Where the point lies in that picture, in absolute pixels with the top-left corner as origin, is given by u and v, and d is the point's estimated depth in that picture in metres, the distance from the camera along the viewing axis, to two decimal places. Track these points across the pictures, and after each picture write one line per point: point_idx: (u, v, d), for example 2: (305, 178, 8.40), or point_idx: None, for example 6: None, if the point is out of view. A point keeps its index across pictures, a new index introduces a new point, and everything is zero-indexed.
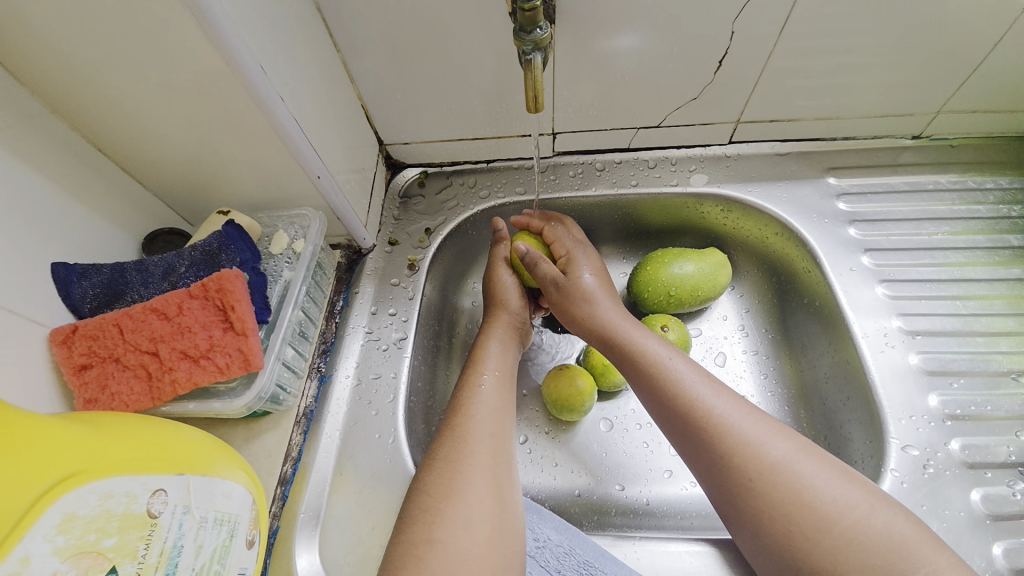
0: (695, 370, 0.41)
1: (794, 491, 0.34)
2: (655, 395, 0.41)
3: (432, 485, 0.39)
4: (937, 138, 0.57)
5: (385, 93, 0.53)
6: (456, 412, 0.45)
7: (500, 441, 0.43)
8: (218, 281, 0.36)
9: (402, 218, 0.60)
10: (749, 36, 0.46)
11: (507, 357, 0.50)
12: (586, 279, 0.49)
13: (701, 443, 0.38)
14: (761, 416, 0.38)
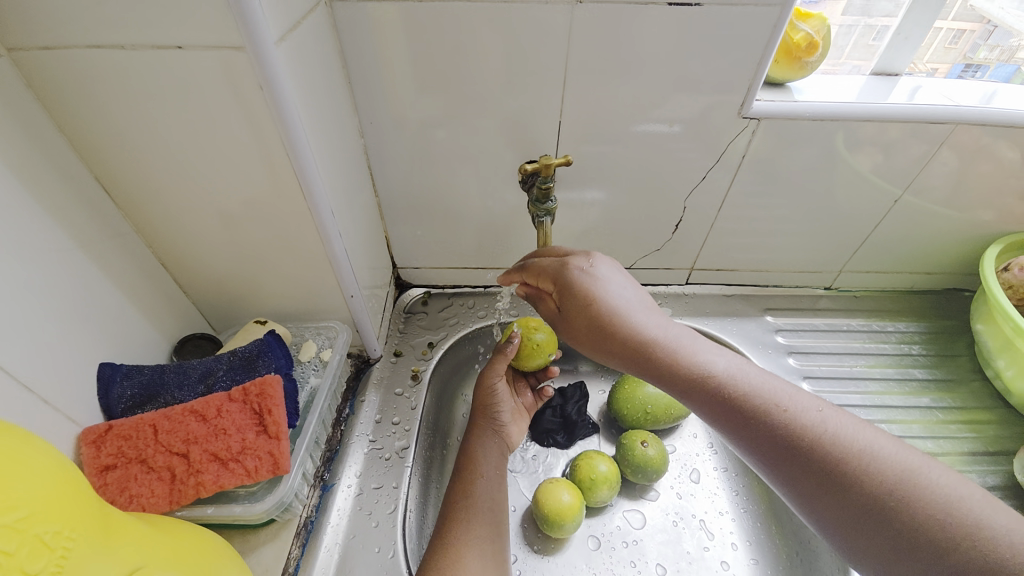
0: (771, 387, 0.37)
1: (921, 521, 0.30)
2: (731, 422, 0.37)
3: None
4: (845, 290, 0.72)
5: (407, 227, 0.63)
6: (449, 524, 0.46)
7: (490, 549, 0.45)
8: (260, 385, 0.40)
9: (406, 332, 0.66)
10: (696, 208, 0.62)
11: (497, 460, 0.53)
12: (617, 296, 0.43)
13: (800, 474, 0.34)
14: (855, 429, 0.34)
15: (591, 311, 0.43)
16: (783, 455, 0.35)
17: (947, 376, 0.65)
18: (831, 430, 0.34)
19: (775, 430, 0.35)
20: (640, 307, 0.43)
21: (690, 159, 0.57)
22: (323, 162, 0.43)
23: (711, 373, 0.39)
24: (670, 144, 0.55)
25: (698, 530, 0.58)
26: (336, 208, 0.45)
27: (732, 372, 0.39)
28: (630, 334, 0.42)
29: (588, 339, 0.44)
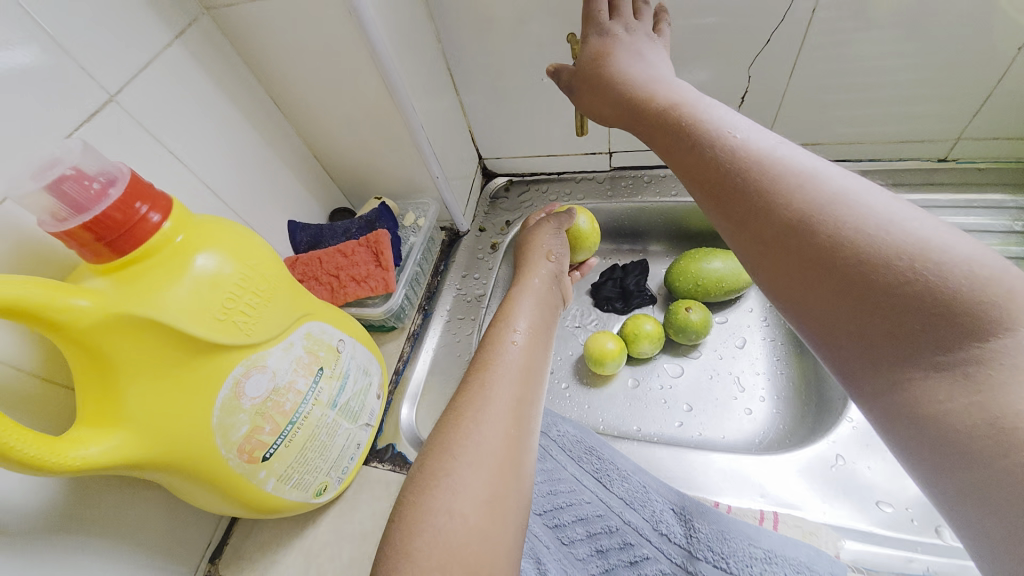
0: (746, 127, 0.35)
1: (845, 245, 0.27)
2: (694, 165, 0.35)
3: (442, 465, 0.33)
4: (964, 162, 0.64)
5: (487, 122, 0.73)
6: (479, 367, 0.39)
7: (523, 406, 0.37)
8: (375, 236, 0.59)
9: (490, 213, 0.79)
10: (769, 75, 0.59)
11: (539, 314, 0.47)
12: (620, 60, 0.45)
13: (738, 203, 0.32)
14: (827, 173, 0.30)
15: (597, 66, 0.46)
16: (740, 197, 0.32)
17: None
18: (797, 171, 0.30)
19: (716, 152, 0.34)
20: (637, 63, 0.45)
21: (744, 39, 0.56)
22: (405, 67, 0.55)
23: (686, 114, 0.37)
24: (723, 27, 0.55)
25: (731, 383, 0.65)
26: (417, 103, 0.58)
27: (713, 116, 0.36)
28: (620, 91, 0.44)
29: (591, 103, 0.48)
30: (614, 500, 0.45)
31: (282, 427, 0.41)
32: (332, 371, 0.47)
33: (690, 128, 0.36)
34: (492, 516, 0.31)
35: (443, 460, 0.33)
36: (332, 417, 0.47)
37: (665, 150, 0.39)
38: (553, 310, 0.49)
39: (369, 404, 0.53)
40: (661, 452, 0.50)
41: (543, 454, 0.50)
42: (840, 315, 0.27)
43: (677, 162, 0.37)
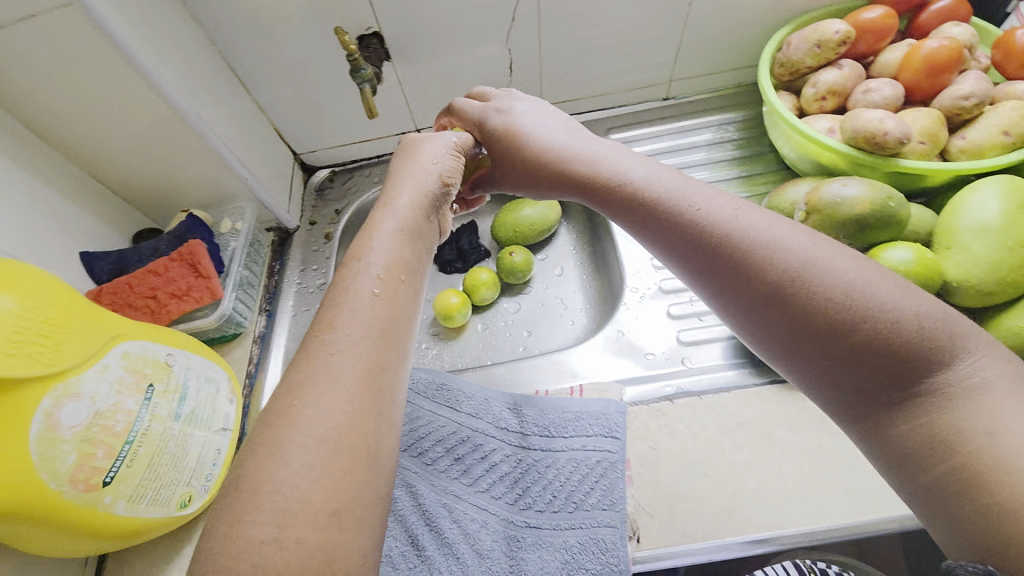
0: (702, 198, 0.39)
1: (825, 309, 0.32)
2: (673, 237, 0.39)
3: (269, 471, 0.27)
4: (682, 97, 0.79)
5: (288, 118, 0.74)
6: (323, 333, 0.32)
7: (375, 372, 0.32)
8: (188, 248, 0.59)
9: (319, 205, 0.80)
10: (522, 46, 0.69)
11: (401, 252, 0.39)
12: (531, 133, 0.49)
13: (723, 271, 0.36)
14: (794, 242, 0.35)
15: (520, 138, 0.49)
16: (731, 272, 0.36)
17: (758, 150, 0.74)
18: (755, 226, 0.36)
19: (689, 227, 0.38)
20: (550, 129, 0.49)
21: (492, 17, 0.65)
22: (172, 72, 0.55)
23: (643, 188, 0.41)
24: (472, 7, 0.64)
25: (558, 305, 0.79)
26: (198, 106, 0.58)
27: (671, 189, 0.40)
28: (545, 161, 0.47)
29: (519, 181, 0.51)
30: (463, 417, 0.55)
31: (118, 448, 0.42)
32: (166, 385, 0.48)
33: (660, 203, 0.40)
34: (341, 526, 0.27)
35: (269, 462, 0.28)
36: (178, 428, 0.48)
37: (631, 220, 0.42)
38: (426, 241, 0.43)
39: (221, 409, 0.54)
40: (500, 368, 0.61)
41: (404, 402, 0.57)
42: (818, 350, 0.33)
43: (651, 231, 0.41)
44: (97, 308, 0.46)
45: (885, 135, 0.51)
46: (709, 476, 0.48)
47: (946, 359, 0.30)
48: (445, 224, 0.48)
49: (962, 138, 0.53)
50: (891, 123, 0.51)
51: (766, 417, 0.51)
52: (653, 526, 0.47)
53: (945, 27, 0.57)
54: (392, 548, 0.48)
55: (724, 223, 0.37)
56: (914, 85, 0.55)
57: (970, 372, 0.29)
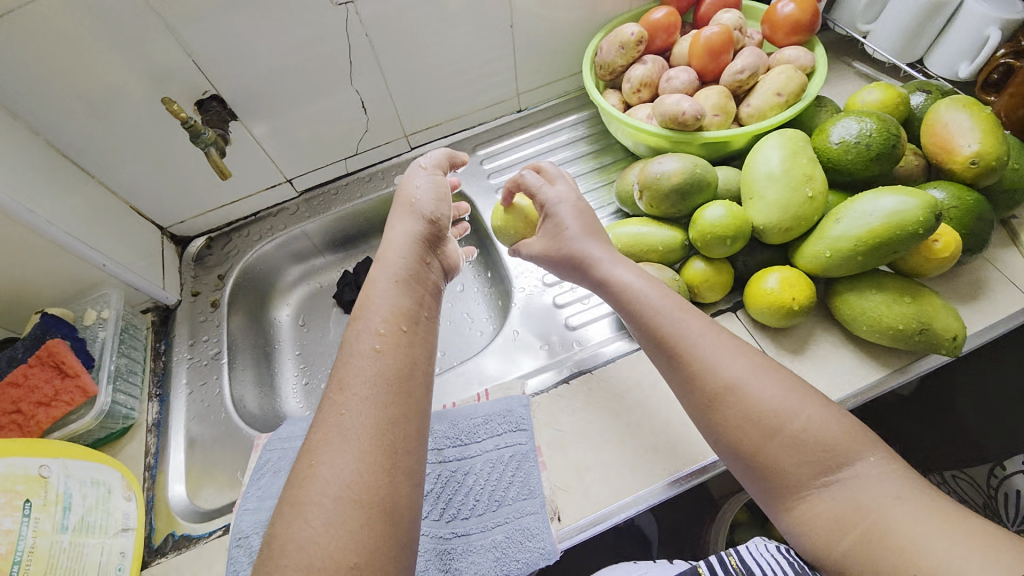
0: (681, 320, 0.48)
1: (772, 425, 0.41)
2: (659, 346, 0.48)
3: (298, 530, 0.33)
4: (535, 107, 0.88)
5: (144, 193, 0.71)
6: (334, 394, 0.39)
7: (395, 426, 0.38)
8: (48, 349, 0.56)
9: (199, 274, 0.78)
10: (369, 84, 0.73)
11: (402, 305, 0.45)
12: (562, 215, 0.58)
13: (693, 388, 0.45)
14: (760, 385, 0.43)
15: (557, 241, 0.58)
16: (701, 386, 0.45)
17: (607, 142, 0.83)
18: (709, 353, 0.45)
19: (668, 340, 0.47)
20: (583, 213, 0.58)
21: (331, 62, 0.68)
22: None
23: (638, 296, 0.51)
24: (308, 57, 0.66)
25: (466, 319, 0.82)
26: (33, 204, 0.55)
27: (658, 309, 0.49)
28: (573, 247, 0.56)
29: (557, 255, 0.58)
30: None
31: (5, 569, 0.41)
32: (43, 499, 0.45)
33: (647, 313, 0.50)
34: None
35: (295, 522, 0.34)
36: (68, 540, 0.46)
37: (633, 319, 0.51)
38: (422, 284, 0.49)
39: (118, 510, 0.51)
40: None
41: None
42: (742, 447, 0.42)
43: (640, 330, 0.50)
44: None
45: (683, 114, 0.61)
46: (611, 441, 0.53)
47: (840, 463, 0.39)
48: (446, 259, 0.55)
49: (748, 105, 0.64)
50: (685, 105, 0.61)
51: (650, 375, 0.57)
52: (570, 500, 0.50)
53: (718, 16, 0.67)
54: None
55: (676, 334, 0.47)
56: (703, 68, 0.66)
57: (858, 476, 0.39)
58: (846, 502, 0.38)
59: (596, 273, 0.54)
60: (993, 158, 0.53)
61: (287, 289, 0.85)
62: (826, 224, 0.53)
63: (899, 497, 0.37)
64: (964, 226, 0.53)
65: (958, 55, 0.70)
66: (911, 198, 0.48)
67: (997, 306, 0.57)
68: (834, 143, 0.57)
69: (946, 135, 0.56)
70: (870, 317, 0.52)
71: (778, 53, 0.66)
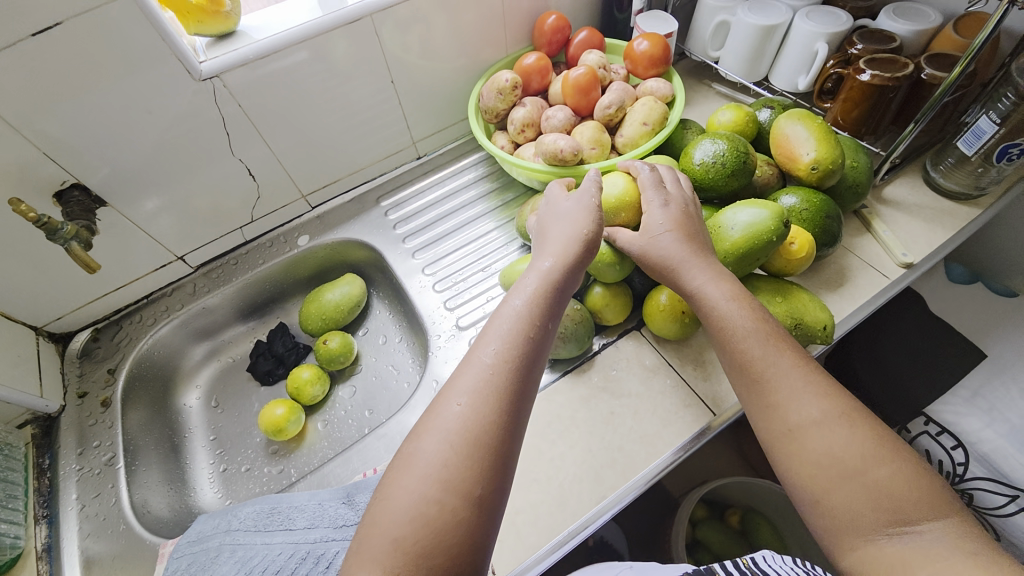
0: (771, 356, 0.47)
1: (846, 467, 0.42)
2: (738, 368, 0.49)
3: (388, 510, 0.38)
4: (433, 152, 0.89)
5: (10, 295, 0.64)
6: (445, 390, 0.44)
7: (492, 440, 0.41)
8: None
9: (86, 372, 0.71)
10: (252, 151, 0.71)
11: (515, 331, 0.45)
12: (641, 245, 0.55)
13: (771, 414, 0.46)
14: (843, 431, 0.43)
15: (652, 244, 0.54)
16: (778, 415, 0.46)
17: (507, 179, 0.86)
18: (799, 389, 0.46)
19: (751, 364, 0.48)
20: (675, 240, 0.54)
21: (207, 136, 0.66)
22: None
23: (718, 315, 0.50)
24: (181, 132, 0.64)
25: (392, 371, 0.80)
26: None
27: (746, 332, 0.49)
28: (656, 268, 0.54)
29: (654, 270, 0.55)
30: (299, 534, 0.52)
31: None
32: None
33: (729, 337, 0.50)
34: (473, 510, 0.38)
35: (396, 491, 0.39)
36: None
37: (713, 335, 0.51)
38: (574, 278, 0.52)
39: None
40: (332, 464, 0.62)
41: (233, 547, 0.53)
42: (814, 470, 0.43)
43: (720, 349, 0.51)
44: None
45: (561, 152, 0.64)
46: (538, 479, 0.53)
47: (918, 515, 0.39)
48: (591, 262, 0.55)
49: (622, 136, 0.69)
50: (562, 142, 0.65)
51: (567, 406, 0.58)
52: (503, 551, 0.49)
53: (584, 57, 0.74)
54: None
55: (758, 368, 0.47)
56: (577, 105, 0.70)
57: (934, 531, 0.38)
58: (917, 551, 0.37)
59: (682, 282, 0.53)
60: (829, 163, 0.60)
61: (193, 370, 0.79)
62: None
63: (973, 551, 0.36)
64: (815, 225, 0.59)
65: (795, 71, 0.78)
66: (762, 210, 0.54)
67: (860, 291, 0.63)
68: (697, 163, 0.62)
69: (789, 145, 0.63)
70: None
71: (641, 86, 0.73)
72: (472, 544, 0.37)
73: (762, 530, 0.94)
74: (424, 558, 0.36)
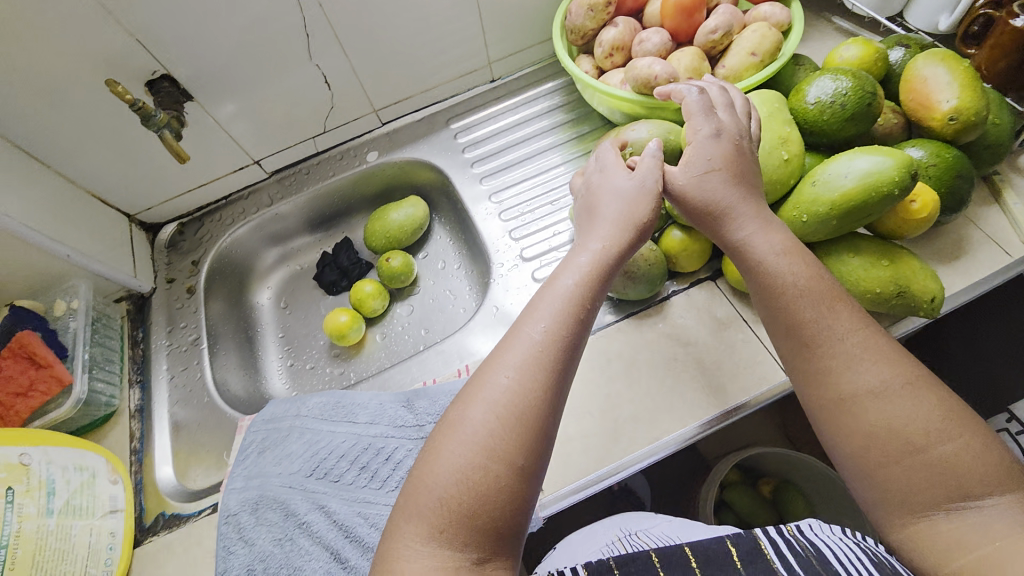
0: (832, 323, 0.43)
1: (908, 441, 0.39)
2: (791, 335, 0.45)
3: (433, 464, 0.39)
4: (508, 76, 0.85)
5: (109, 181, 0.68)
6: (486, 363, 0.43)
7: (536, 414, 0.40)
8: (18, 341, 0.57)
9: (172, 261, 0.76)
10: (330, 57, 0.70)
11: (564, 313, 0.43)
12: (691, 188, 0.50)
13: (821, 387, 0.43)
14: (906, 404, 0.40)
15: (700, 181, 0.49)
16: (828, 386, 0.43)
17: (585, 110, 0.81)
18: (855, 358, 0.42)
19: (807, 334, 0.44)
20: (728, 187, 0.49)
21: (288, 35, 0.65)
22: None
23: (789, 278, 0.45)
24: (263, 30, 0.63)
25: (449, 296, 0.82)
26: None
27: (806, 293, 0.45)
28: (713, 222, 0.50)
29: (707, 222, 0.50)
30: (362, 428, 0.56)
31: None
32: (27, 485, 0.49)
33: (789, 300, 0.45)
34: (516, 478, 0.38)
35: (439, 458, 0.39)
36: (54, 523, 0.49)
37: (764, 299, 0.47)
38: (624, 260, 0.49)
39: (105, 492, 0.53)
40: (392, 371, 0.65)
41: (303, 430, 0.58)
42: (870, 444, 0.40)
43: (771, 313, 0.46)
44: None
45: (655, 79, 0.60)
46: (592, 411, 0.54)
47: (980, 490, 0.37)
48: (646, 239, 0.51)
49: (724, 66, 0.62)
50: (657, 67, 0.59)
51: (629, 346, 0.57)
52: (553, 471, 0.52)
53: None
54: (316, 570, 0.49)
55: (812, 332, 0.44)
56: (676, 28, 0.64)
57: (998, 508, 0.37)
58: (976, 527, 0.36)
59: (729, 232, 0.49)
60: (971, 114, 0.53)
61: (266, 272, 0.84)
62: (801, 188, 0.53)
63: None
64: (942, 183, 0.53)
65: (938, 7, 0.68)
66: (886, 158, 0.49)
67: (979, 265, 0.57)
68: (810, 104, 0.56)
69: (925, 90, 0.55)
70: (847, 279, 0.52)
71: (753, 11, 0.65)
72: (512, 507, 0.38)
73: (796, 502, 0.94)
74: (468, 516, 0.37)
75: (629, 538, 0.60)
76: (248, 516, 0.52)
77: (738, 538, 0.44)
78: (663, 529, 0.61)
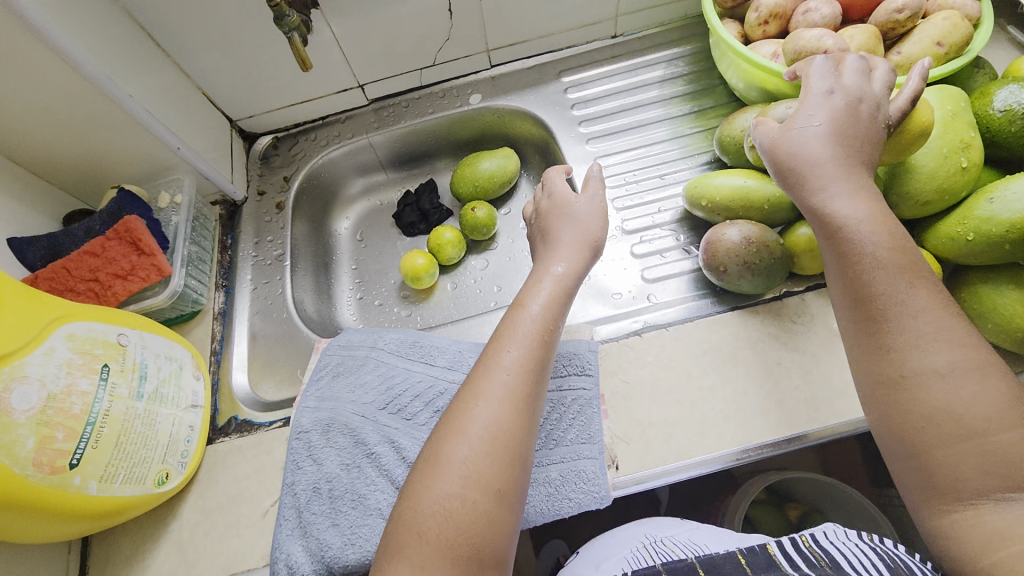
0: (902, 293, 0.38)
1: (966, 426, 0.34)
2: (856, 300, 0.40)
3: (420, 486, 0.37)
4: (630, 34, 0.79)
5: (220, 83, 0.68)
6: (460, 393, 0.41)
7: (513, 444, 0.38)
8: (125, 224, 0.55)
9: (265, 174, 0.76)
10: None
11: (533, 344, 0.42)
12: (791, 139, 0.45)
13: (881, 365, 0.38)
14: (968, 388, 0.35)
15: (790, 137, 0.45)
16: (889, 363, 0.38)
17: (708, 84, 0.75)
18: (927, 335, 0.37)
19: (873, 299, 0.39)
20: (825, 141, 0.44)
21: None
22: (76, 35, 0.49)
23: (860, 238, 0.40)
24: None
25: (527, 257, 0.79)
26: (112, 73, 0.53)
27: (881, 258, 0.39)
28: (794, 178, 0.45)
29: (784, 175, 0.46)
30: (440, 372, 0.55)
31: (79, 430, 0.41)
32: (122, 365, 0.45)
33: (859, 266, 0.40)
34: (497, 504, 0.36)
35: (428, 484, 0.37)
36: (142, 407, 0.46)
37: (834, 260, 0.42)
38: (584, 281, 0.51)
39: (188, 387, 0.52)
40: (472, 322, 0.64)
41: (379, 362, 0.57)
42: (922, 431, 0.36)
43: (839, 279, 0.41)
44: (28, 289, 0.42)
45: (823, 54, 0.53)
46: (681, 401, 0.51)
47: None
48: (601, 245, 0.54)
49: (899, 52, 0.55)
50: (829, 41, 0.53)
51: (730, 341, 0.53)
52: (630, 453, 0.49)
53: None
54: (381, 501, 0.49)
55: (881, 304, 0.39)
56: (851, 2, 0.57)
57: None
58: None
59: (808, 193, 0.43)
60: None
61: (349, 201, 0.83)
62: (974, 202, 0.47)
63: None
64: None
65: None
66: None
67: None
68: (997, 111, 0.49)
69: None
70: (1000, 314, 0.46)
71: None
72: (498, 530, 0.36)
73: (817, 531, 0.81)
74: (449, 548, 0.35)
75: (655, 545, 0.48)
76: (319, 437, 0.52)
77: (750, 556, 0.39)
78: (699, 537, 0.49)
